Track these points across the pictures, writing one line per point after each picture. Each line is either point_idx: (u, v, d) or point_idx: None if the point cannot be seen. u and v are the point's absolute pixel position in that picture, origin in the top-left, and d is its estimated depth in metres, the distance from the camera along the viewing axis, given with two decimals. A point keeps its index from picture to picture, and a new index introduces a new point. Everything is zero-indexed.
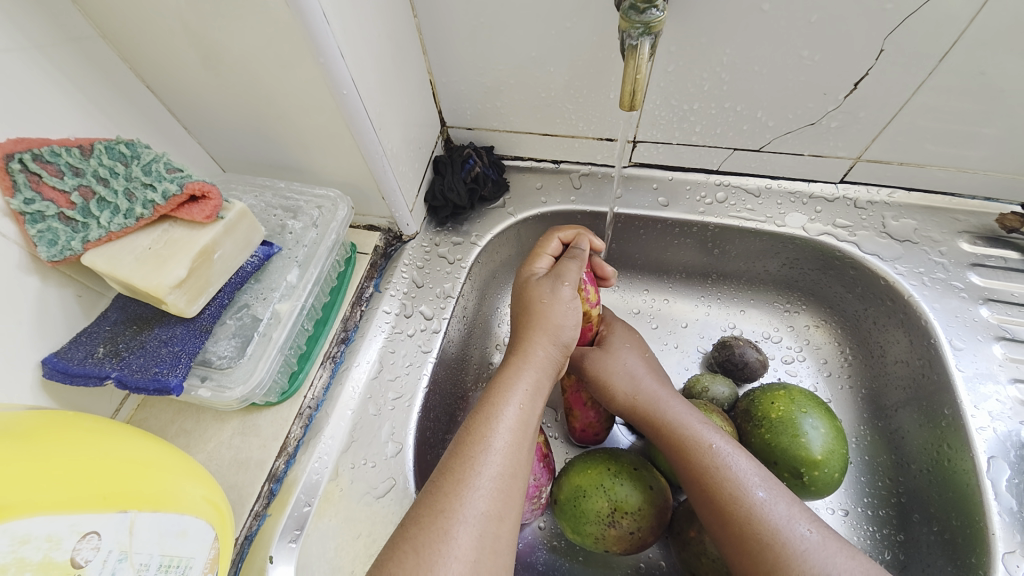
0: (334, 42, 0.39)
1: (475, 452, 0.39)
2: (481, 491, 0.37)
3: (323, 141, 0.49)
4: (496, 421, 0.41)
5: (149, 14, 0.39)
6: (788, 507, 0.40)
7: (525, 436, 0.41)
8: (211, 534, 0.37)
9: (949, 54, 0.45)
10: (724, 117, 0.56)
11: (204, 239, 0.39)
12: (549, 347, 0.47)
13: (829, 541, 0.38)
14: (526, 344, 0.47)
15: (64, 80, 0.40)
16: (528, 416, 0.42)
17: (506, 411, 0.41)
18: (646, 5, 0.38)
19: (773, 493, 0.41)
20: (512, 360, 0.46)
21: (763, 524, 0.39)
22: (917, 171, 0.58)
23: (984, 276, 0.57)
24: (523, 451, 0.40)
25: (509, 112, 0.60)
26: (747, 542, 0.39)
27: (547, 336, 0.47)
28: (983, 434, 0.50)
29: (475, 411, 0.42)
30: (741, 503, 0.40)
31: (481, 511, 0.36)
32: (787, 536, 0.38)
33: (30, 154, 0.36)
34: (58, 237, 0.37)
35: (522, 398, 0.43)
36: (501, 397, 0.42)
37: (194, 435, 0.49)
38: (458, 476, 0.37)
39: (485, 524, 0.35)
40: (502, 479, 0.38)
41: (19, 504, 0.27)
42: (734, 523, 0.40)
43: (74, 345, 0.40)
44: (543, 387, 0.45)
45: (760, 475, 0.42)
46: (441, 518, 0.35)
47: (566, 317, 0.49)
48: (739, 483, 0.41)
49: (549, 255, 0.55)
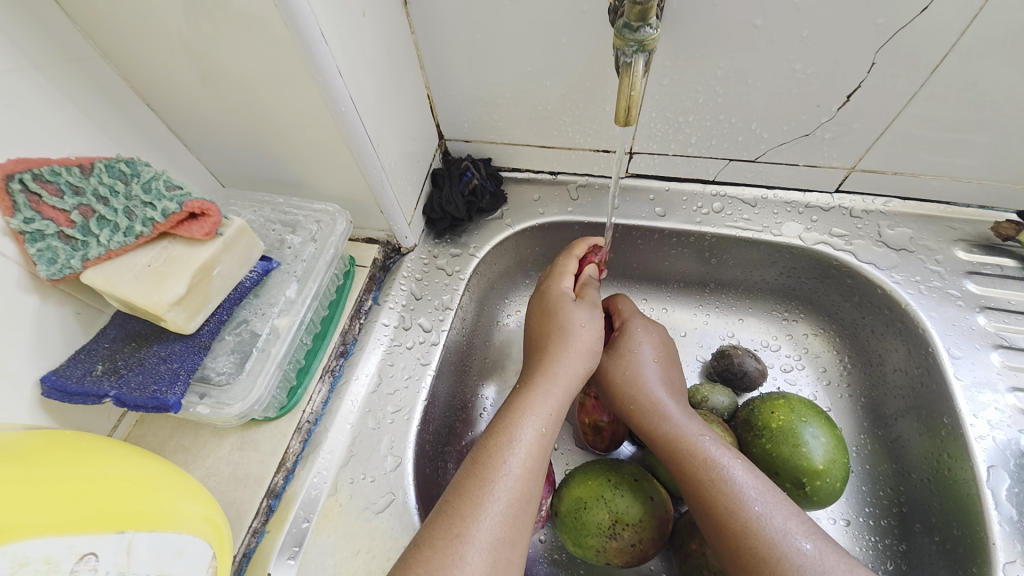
0: (332, 61, 0.40)
1: (493, 476, 0.39)
2: (497, 516, 0.37)
3: (322, 156, 0.49)
4: (514, 444, 0.41)
5: (150, 34, 0.39)
6: (785, 519, 0.40)
7: (542, 461, 0.41)
8: (209, 553, 0.37)
9: (941, 65, 0.46)
10: (720, 129, 0.57)
11: (204, 255, 0.39)
12: (576, 367, 0.47)
13: (828, 555, 0.38)
14: (555, 364, 0.47)
15: (64, 99, 0.40)
16: (546, 439, 0.42)
17: (525, 433, 0.41)
18: (640, 23, 0.39)
19: (769, 506, 0.40)
20: (535, 378, 0.46)
21: (759, 538, 0.39)
22: (911, 180, 0.58)
23: (980, 284, 0.58)
24: (538, 476, 0.40)
25: (506, 125, 0.61)
26: (743, 558, 0.39)
27: (577, 355, 0.48)
28: (982, 444, 0.50)
29: (494, 431, 0.42)
30: (738, 516, 0.40)
31: (495, 536, 0.36)
32: (785, 550, 0.38)
33: (30, 174, 0.36)
34: (58, 255, 0.37)
35: (542, 421, 0.43)
36: (520, 419, 0.42)
37: (192, 451, 0.49)
38: (475, 498, 0.37)
39: (498, 549, 0.35)
40: (517, 504, 0.38)
41: (17, 527, 0.27)
42: (732, 538, 0.40)
43: (72, 363, 0.40)
44: (562, 410, 0.45)
45: (760, 490, 0.42)
46: (457, 542, 0.35)
47: (595, 344, 0.49)
48: (736, 497, 0.41)
49: (572, 272, 0.55)
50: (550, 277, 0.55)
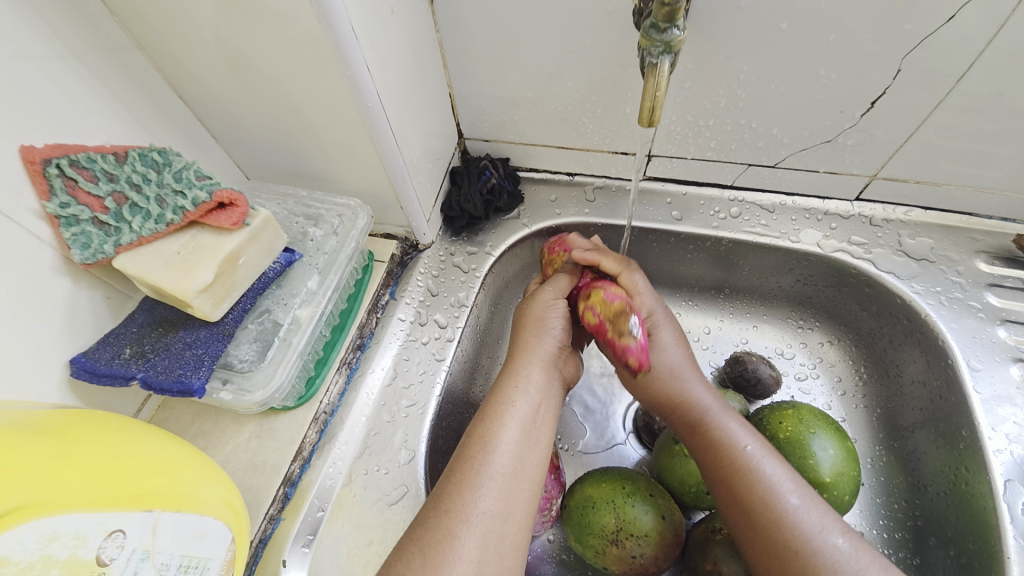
0: (361, 58, 0.41)
1: (480, 452, 0.39)
2: (488, 491, 0.37)
3: (346, 153, 0.50)
4: (498, 420, 0.41)
5: (185, 27, 0.40)
6: (821, 516, 0.39)
7: (532, 434, 0.42)
8: (228, 536, 0.37)
9: (966, 75, 0.46)
10: (740, 133, 0.56)
11: (230, 244, 0.40)
12: (542, 343, 0.47)
13: (862, 552, 0.38)
14: (532, 342, 0.48)
15: (102, 89, 0.41)
16: (535, 414, 0.43)
17: (512, 410, 0.42)
18: (667, 24, 0.39)
19: (805, 501, 0.40)
20: (517, 357, 0.47)
21: (794, 532, 0.39)
22: (934, 190, 0.58)
23: (1001, 297, 0.57)
24: (528, 450, 0.41)
25: (526, 125, 0.61)
26: (775, 549, 0.39)
27: (536, 333, 0.48)
28: (1000, 457, 0.50)
29: (486, 409, 0.42)
30: (770, 510, 0.40)
31: (486, 511, 0.36)
32: (820, 545, 0.38)
33: (67, 160, 0.38)
34: (92, 240, 0.38)
35: (520, 396, 0.43)
36: (501, 396, 0.43)
37: (212, 437, 0.50)
38: (465, 476, 0.38)
39: (489, 524, 0.36)
40: (507, 478, 0.38)
41: (47, 502, 0.28)
42: (762, 528, 0.40)
43: (102, 345, 0.41)
44: (545, 382, 0.45)
45: (794, 482, 0.41)
46: (446, 518, 0.36)
47: (550, 314, 0.49)
48: (771, 489, 0.40)
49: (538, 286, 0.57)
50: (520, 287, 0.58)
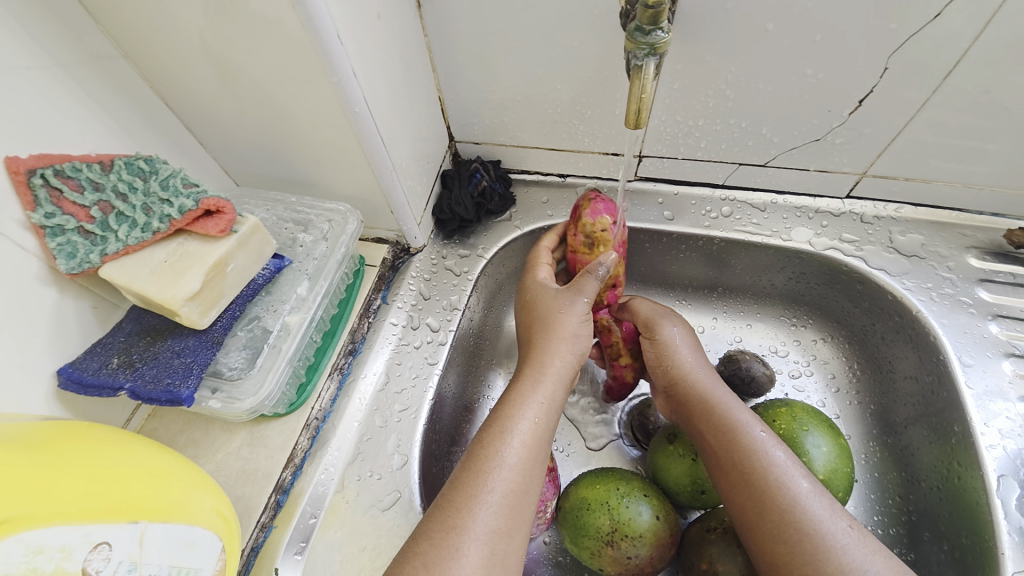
0: (348, 63, 0.40)
1: (488, 468, 0.39)
2: (492, 507, 0.37)
3: (334, 158, 0.50)
4: (509, 435, 0.41)
5: (169, 34, 0.40)
6: (829, 502, 0.40)
7: (539, 449, 0.41)
8: (218, 545, 0.37)
9: (953, 72, 0.46)
10: (730, 133, 0.56)
11: (219, 252, 0.40)
12: (567, 355, 0.47)
13: (867, 540, 0.38)
14: (544, 355, 0.47)
15: (86, 97, 0.41)
16: (542, 431, 0.42)
17: (519, 425, 0.41)
18: (652, 26, 0.39)
19: (813, 486, 0.40)
20: (526, 371, 0.46)
21: (806, 516, 0.39)
22: (923, 187, 0.58)
23: (991, 292, 0.57)
24: (536, 466, 0.40)
25: (516, 127, 0.61)
26: (784, 534, 0.39)
27: (566, 346, 0.48)
28: (992, 453, 0.50)
29: (488, 423, 0.42)
30: (783, 494, 0.40)
31: (491, 528, 0.36)
32: (829, 529, 0.38)
33: (51, 170, 0.37)
34: (77, 250, 0.38)
35: (537, 412, 0.43)
36: (515, 410, 0.42)
37: (203, 446, 0.49)
38: (471, 491, 0.37)
39: (495, 541, 0.36)
40: (513, 495, 0.38)
41: (32, 515, 0.27)
42: (774, 511, 0.39)
43: (89, 356, 0.41)
44: (558, 399, 0.45)
45: (802, 469, 0.42)
46: (452, 534, 0.35)
47: (580, 328, 0.49)
48: (783, 474, 0.41)
49: (547, 264, 0.56)
50: (526, 272, 0.56)
